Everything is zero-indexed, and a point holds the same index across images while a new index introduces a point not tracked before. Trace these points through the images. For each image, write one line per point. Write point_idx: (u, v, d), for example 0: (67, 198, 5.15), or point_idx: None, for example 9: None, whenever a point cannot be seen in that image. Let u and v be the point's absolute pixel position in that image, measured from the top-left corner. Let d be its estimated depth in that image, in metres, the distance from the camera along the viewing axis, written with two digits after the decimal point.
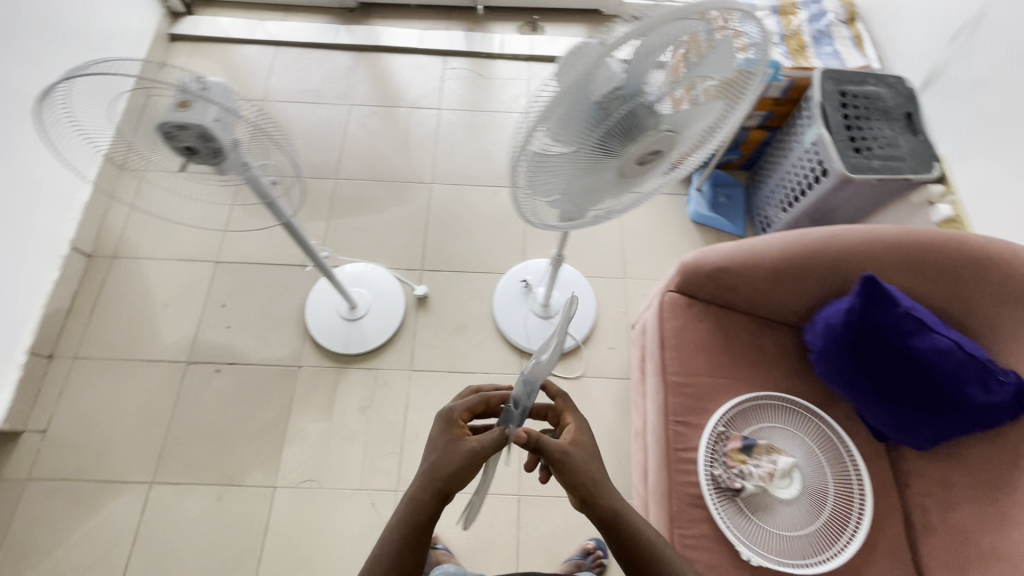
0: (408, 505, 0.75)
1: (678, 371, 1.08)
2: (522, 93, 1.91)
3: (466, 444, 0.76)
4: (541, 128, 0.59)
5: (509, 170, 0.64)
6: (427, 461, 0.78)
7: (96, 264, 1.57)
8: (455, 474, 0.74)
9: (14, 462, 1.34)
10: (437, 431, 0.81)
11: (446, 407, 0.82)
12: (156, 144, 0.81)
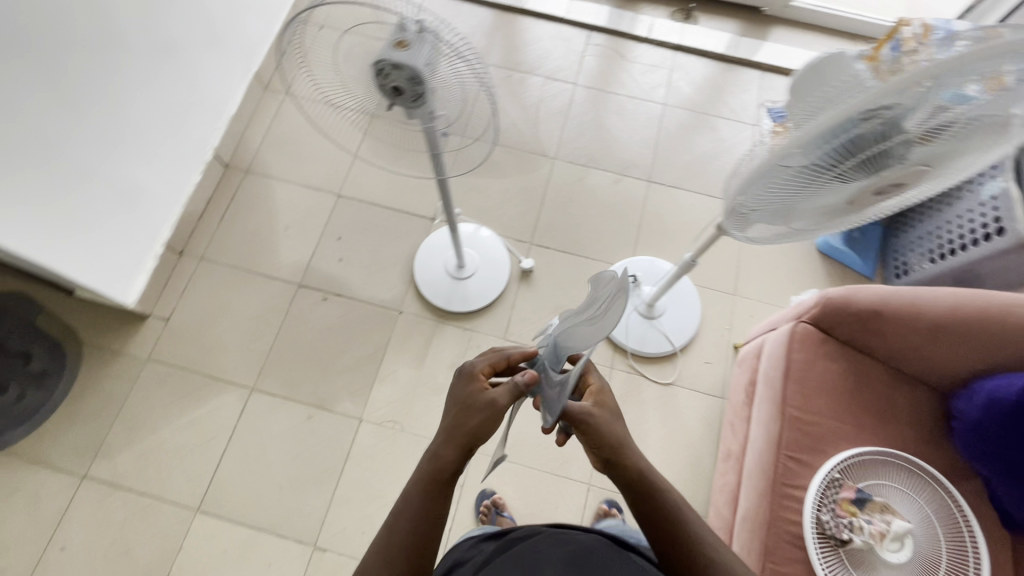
0: (430, 462, 0.73)
1: (799, 406, 1.03)
2: (662, 83, 1.84)
3: (487, 397, 0.74)
4: (786, 155, 0.65)
5: (741, 183, 0.72)
6: (449, 417, 0.75)
7: (231, 175, 1.65)
8: (478, 427, 0.73)
9: (138, 342, 1.46)
10: (455, 388, 0.77)
11: (463, 364, 0.78)
12: (367, 86, 0.83)
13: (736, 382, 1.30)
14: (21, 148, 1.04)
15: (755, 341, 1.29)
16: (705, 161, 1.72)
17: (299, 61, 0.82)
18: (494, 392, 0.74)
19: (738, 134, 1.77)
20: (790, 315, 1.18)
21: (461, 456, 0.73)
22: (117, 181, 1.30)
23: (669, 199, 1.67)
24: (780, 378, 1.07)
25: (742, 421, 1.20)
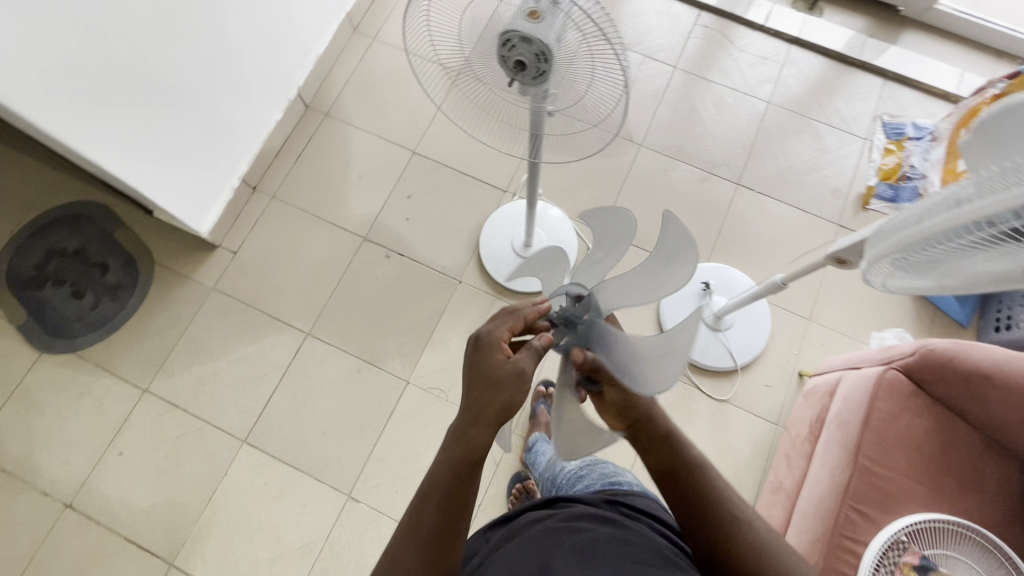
0: (459, 444, 0.65)
1: (874, 458, 0.97)
2: (770, 78, 1.70)
3: (511, 368, 0.68)
4: (942, 219, 0.63)
5: (893, 232, 0.71)
6: (470, 392, 0.68)
7: (311, 116, 1.64)
8: (510, 405, 0.67)
9: (205, 269, 1.49)
10: (473, 360, 0.71)
11: (478, 334, 0.71)
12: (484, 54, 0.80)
13: (797, 414, 1.24)
14: (113, 53, 1.06)
15: (828, 375, 1.21)
16: (802, 171, 1.59)
17: (423, 24, 0.81)
18: (517, 360, 0.69)
19: (843, 146, 1.62)
20: (879, 358, 1.10)
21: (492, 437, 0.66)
22: (205, 106, 1.31)
23: (756, 206, 1.56)
24: (857, 423, 1.00)
25: (800, 456, 1.15)
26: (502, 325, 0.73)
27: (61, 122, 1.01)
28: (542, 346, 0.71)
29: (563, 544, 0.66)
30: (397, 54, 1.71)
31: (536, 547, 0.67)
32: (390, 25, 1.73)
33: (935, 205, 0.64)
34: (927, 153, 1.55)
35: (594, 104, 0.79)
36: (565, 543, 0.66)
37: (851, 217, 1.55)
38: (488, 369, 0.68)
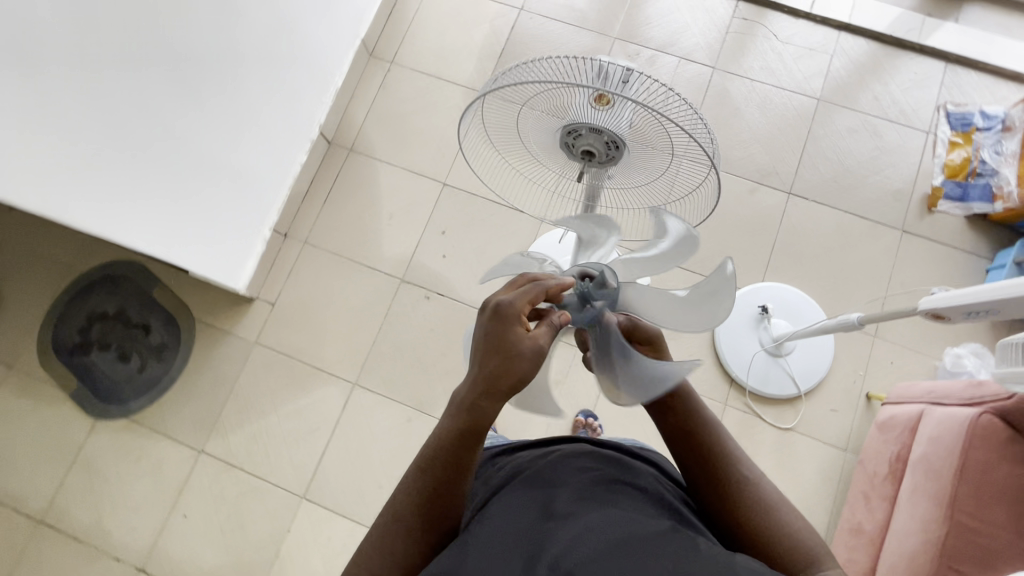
0: (460, 414, 0.61)
1: (972, 514, 0.91)
2: (819, 71, 1.57)
3: (530, 337, 0.62)
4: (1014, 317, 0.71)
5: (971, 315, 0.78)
6: (480, 362, 0.61)
7: (335, 153, 1.58)
8: (520, 383, 0.61)
9: (246, 324, 1.47)
10: (487, 327, 0.63)
11: (496, 301, 0.63)
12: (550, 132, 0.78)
13: (873, 449, 1.18)
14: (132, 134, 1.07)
15: (907, 407, 1.15)
16: (857, 173, 1.49)
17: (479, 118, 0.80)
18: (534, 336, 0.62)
19: (903, 141, 1.51)
20: (964, 396, 1.03)
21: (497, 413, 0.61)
22: (230, 166, 1.28)
23: (810, 217, 1.47)
24: (949, 474, 0.94)
25: (881, 499, 1.09)
26: (520, 291, 0.65)
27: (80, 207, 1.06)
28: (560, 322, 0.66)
29: (567, 486, 0.63)
30: (419, 78, 1.63)
31: (537, 483, 0.64)
32: (408, 48, 1.65)
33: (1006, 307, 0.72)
34: (999, 144, 1.43)
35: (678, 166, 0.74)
36: (568, 484, 0.63)
37: (915, 221, 1.45)
38: (501, 341, 0.61)
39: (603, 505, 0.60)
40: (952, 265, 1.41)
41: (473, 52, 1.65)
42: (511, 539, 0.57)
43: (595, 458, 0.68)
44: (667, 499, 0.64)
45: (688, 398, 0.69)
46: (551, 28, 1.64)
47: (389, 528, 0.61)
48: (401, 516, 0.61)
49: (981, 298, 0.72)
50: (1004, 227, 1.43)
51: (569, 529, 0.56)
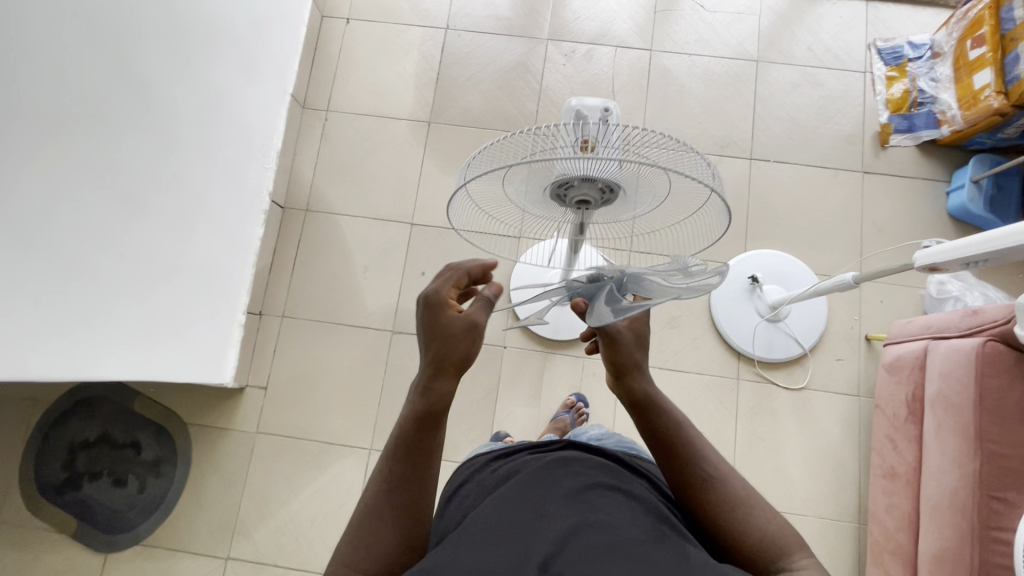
0: (420, 397, 0.63)
1: (998, 441, 0.95)
2: (750, 33, 1.59)
3: (466, 317, 0.67)
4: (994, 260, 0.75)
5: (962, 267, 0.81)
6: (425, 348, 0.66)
7: (291, 217, 1.51)
8: (467, 358, 0.67)
9: (243, 415, 1.40)
10: (425, 318, 0.68)
11: (424, 294, 0.68)
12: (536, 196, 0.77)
13: (887, 392, 1.21)
14: (92, 271, 0.91)
15: (910, 345, 1.18)
16: (809, 126, 1.52)
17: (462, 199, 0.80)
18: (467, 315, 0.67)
19: (843, 84, 1.54)
20: (963, 327, 1.06)
21: (453, 389, 0.65)
22: (194, 264, 1.19)
23: (776, 177, 1.50)
24: (969, 407, 0.98)
25: (907, 439, 1.13)
26: (445, 279, 0.70)
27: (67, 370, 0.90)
28: (493, 296, 0.71)
29: (560, 487, 0.62)
30: (359, 120, 1.57)
31: (530, 484, 0.63)
32: (340, 92, 1.59)
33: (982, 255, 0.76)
34: (933, 71, 1.46)
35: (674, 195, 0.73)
36: (562, 486, 0.62)
37: (873, 160, 1.49)
38: (439, 326, 0.67)
39: (592, 505, 0.59)
40: (914, 195, 1.47)
41: (408, 82, 1.59)
42: (495, 530, 0.56)
43: (590, 465, 0.67)
44: (657, 504, 0.63)
45: (652, 397, 0.72)
46: (480, 42, 1.61)
47: (363, 517, 0.59)
48: (378, 501, 0.60)
49: (982, 250, 0.73)
50: (953, 147, 1.48)
51: (557, 528, 0.55)
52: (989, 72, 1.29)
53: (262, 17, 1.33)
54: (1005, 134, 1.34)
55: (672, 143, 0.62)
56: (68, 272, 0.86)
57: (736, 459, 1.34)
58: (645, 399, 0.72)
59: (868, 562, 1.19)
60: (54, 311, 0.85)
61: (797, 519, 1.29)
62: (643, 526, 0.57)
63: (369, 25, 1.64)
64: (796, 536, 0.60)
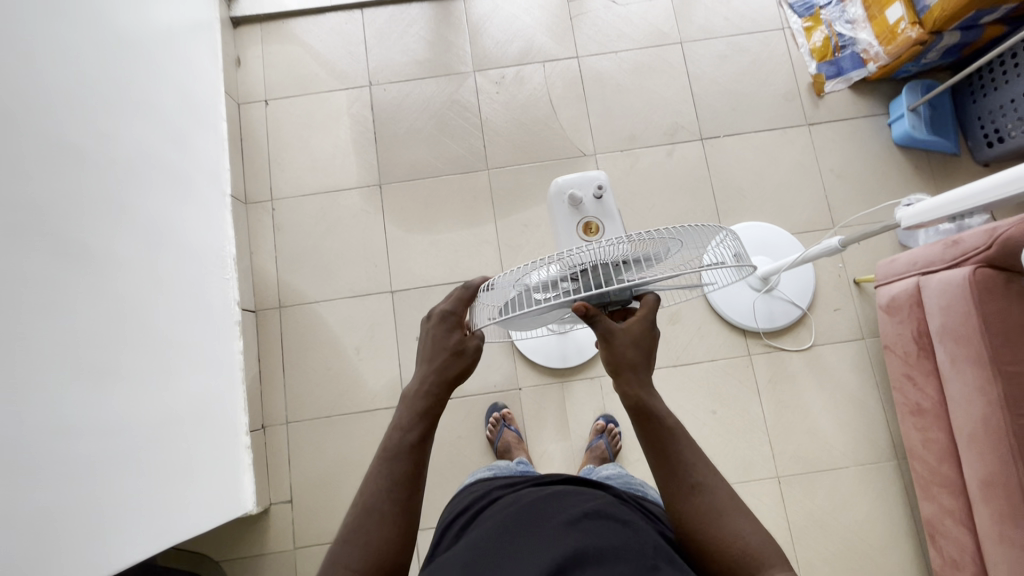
0: (425, 432, 0.63)
1: (1010, 361, 1.00)
2: (667, 16, 1.60)
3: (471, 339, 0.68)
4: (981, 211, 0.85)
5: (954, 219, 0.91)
6: (427, 354, 0.67)
7: (267, 319, 1.45)
8: (462, 373, 0.67)
9: (275, 535, 1.33)
10: (432, 333, 0.68)
11: (438, 308, 0.69)
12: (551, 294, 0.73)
13: (892, 333, 1.24)
14: (85, 463, 0.84)
15: (900, 283, 1.21)
16: (748, 92, 1.55)
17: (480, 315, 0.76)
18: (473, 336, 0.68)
19: (767, 45, 1.58)
20: (948, 258, 1.09)
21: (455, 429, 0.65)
22: (185, 406, 1.12)
23: (731, 150, 1.51)
24: (977, 334, 1.02)
25: (925, 375, 1.16)
26: (455, 297, 0.70)
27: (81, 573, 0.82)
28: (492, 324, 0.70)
29: (558, 517, 0.60)
30: (307, 202, 1.51)
31: (527, 518, 0.62)
32: (280, 178, 1.53)
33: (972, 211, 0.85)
34: (845, 13, 1.50)
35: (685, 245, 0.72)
36: (558, 516, 0.60)
37: (814, 111, 1.53)
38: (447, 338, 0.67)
39: (587, 532, 0.57)
40: (860, 135, 1.52)
41: (347, 149, 1.54)
42: (489, 568, 0.55)
43: (588, 497, 0.65)
44: (653, 535, 0.60)
45: (647, 403, 0.63)
46: (408, 89, 1.57)
47: (352, 531, 0.57)
48: (368, 513, 0.58)
49: (978, 202, 0.81)
50: (882, 81, 1.54)
51: (548, 556, 0.54)
52: (899, 7, 1.34)
53: (181, 130, 1.27)
54: (928, 59, 1.42)
55: (682, 227, 0.61)
56: (61, 474, 0.79)
57: (770, 432, 1.35)
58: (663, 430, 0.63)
59: (917, 496, 1.23)
60: (59, 523, 0.78)
61: (841, 473, 1.32)
62: (638, 558, 0.54)
63: (290, 101, 1.58)
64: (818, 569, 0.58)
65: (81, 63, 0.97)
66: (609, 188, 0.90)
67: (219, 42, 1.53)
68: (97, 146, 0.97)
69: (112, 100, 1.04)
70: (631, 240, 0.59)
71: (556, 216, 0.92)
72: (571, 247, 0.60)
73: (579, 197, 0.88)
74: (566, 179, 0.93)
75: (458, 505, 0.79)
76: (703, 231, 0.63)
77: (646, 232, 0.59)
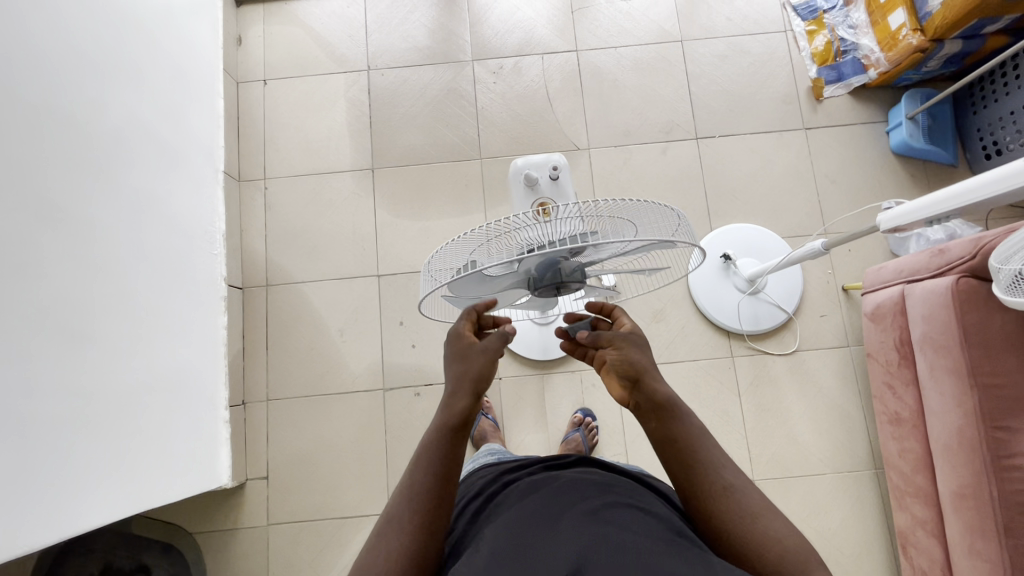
0: None
1: (988, 372, 0.99)
2: (670, 13, 1.60)
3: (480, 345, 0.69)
4: (956, 215, 0.85)
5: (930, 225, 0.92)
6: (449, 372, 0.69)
7: (254, 296, 1.46)
8: (484, 378, 0.68)
9: (249, 511, 1.34)
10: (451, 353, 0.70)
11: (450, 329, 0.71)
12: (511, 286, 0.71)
13: (875, 341, 1.23)
14: (57, 424, 0.85)
15: (886, 291, 1.20)
16: (746, 93, 1.54)
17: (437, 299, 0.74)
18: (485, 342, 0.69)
19: (768, 48, 1.56)
20: (932, 268, 1.08)
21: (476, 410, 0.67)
22: (163, 377, 1.13)
23: (726, 151, 1.50)
24: (956, 345, 1.01)
25: (905, 384, 1.15)
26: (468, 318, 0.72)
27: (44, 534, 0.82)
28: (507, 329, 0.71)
29: (579, 507, 0.61)
30: (300, 183, 1.52)
31: (548, 509, 0.61)
32: (273, 158, 1.54)
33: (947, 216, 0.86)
34: (849, 19, 1.49)
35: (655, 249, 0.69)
36: (578, 506, 0.61)
37: (812, 115, 1.52)
38: (456, 351, 0.69)
39: (610, 520, 0.58)
40: (856, 141, 1.50)
41: (342, 132, 1.55)
42: (516, 557, 0.55)
43: (604, 485, 0.66)
44: (673, 518, 0.61)
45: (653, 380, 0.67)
46: (405, 76, 1.57)
47: (415, 465, 0.64)
48: (424, 458, 0.64)
49: (949, 207, 0.82)
50: (882, 88, 1.53)
51: (575, 545, 0.54)
52: (901, 13, 1.33)
53: (175, 104, 1.27)
54: (929, 67, 1.40)
55: (628, 201, 0.59)
56: (31, 432, 0.80)
57: (749, 435, 1.35)
58: (659, 403, 0.67)
59: (893, 506, 1.22)
60: (27, 482, 0.79)
61: (818, 480, 1.32)
62: (660, 538, 0.55)
63: (288, 82, 1.58)
64: (778, 550, 0.57)
65: (74, 31, 0.97)
66: (565, 167, 0.92)
67: (221, 20, 1.54)
68: (90, 114, 0.99)
69: (108, 72, 1.05)
70: (578, 208, 0.59)
71: (516, 192, 0.95)
72: (518, 216, 0.60)
73: (535, 177, 0.89)
74: (525, 160, 0.93)
75: (464, 494, 0.77)
76: (654, 211, 0.61)
77: (594, 202, 0.58)
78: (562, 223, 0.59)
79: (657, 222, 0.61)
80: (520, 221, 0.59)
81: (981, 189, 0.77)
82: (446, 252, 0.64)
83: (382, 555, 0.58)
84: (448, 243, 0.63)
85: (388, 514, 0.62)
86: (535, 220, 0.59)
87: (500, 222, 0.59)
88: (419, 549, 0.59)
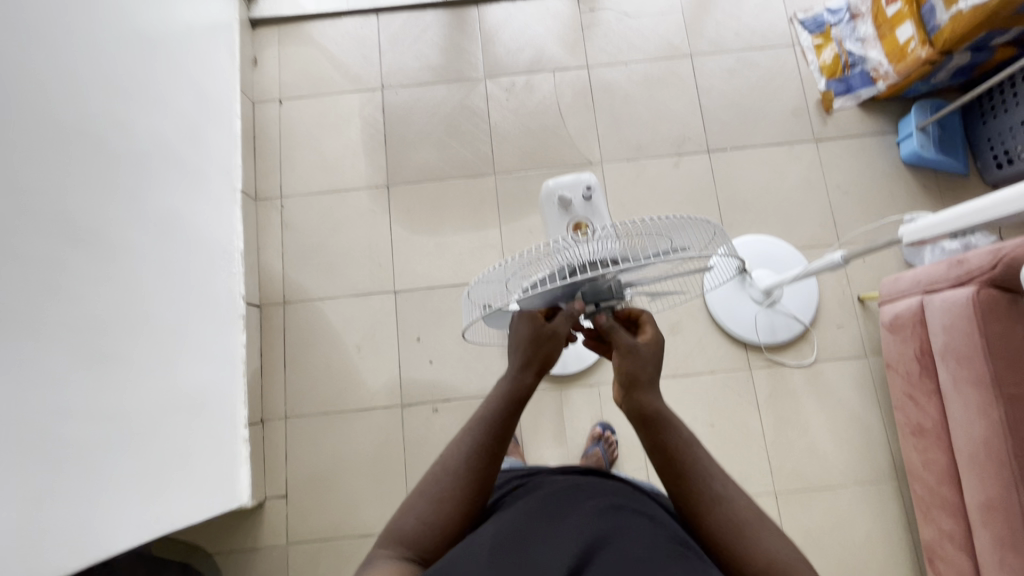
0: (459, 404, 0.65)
1: (1014, 382, 0.99)
2: (678, 28, 1.62)
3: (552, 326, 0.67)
4: (980, 229, 0.85)
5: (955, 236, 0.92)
6: (515, 347, 0.67)
7: (272, 314, 1.46)
8: (549, 360, 0.68)
9: (269, 530, 1.33)
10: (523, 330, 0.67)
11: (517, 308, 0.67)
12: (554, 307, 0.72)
13: (895, 352, 1.23)
14: (83, 449, 0.85)
15: (904, 301, 1.20)
16: (756, 106, 1.56)
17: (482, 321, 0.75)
18: (557, 324, 0.67)
19: (777, 62, 1.58)
20: (952, 277, 1.08)
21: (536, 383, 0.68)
22: (185, 395, 1.13)
23: (738, 164, 1.52)
24: (979, 355, 1.01)
25: (926, 395, 1.15)
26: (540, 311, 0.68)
27: (75, 555, 0.83)
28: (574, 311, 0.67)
29: (581, 506, 0.58)
30: (315, 200, 1.54)
31: (552, 507, 0.59)
32: (290, 176, 1.55)
33: (971, 230, 0.87)
34: (856, 32, 1.52)
35: (691, 268, 0.72)
36: (583, 505, 0.58)
37: (823, 127, 1.53)
38: (535, 335, 0.66)
39: (616, 521, 0.55)
40: (867, 152, 1.51)
41: (357, 150, 1.57)
42: (516, 552, 0.52)
43: (608, 489, 0.63)
44: (675, 528, 0.57)
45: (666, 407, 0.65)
46: (418, 93, 1.59)
47: (477, 423, 0.65)
48: (484, 419, 0.65)
49: (970, 223, 0.83)
50: (891, 99, 1.54)
51: (575, 544, 0.51)
52: (909, 27, 1.35)
53: (196, 126, 1.29)
54: (938, 79, 1.42)
55: (668, 220, 0.60)
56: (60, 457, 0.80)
57: (768, 448, 1.34)
58: (651, 413, 0.65)
59: (917, 518, 1.21)
60: (57, 508, 0.79)
61: (840, 492, 1.31)
62: (663, 547, 0.52)
63: (304, 101, 1.61)
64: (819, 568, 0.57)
65: (99, 57, 0.99)
66: (598, 186, 0.93)
67: (237, 42, 1.56)
68: (114, 136, 1.00)
69: (130, 94, 1.06)
70: (616, 231, 0.58)
71: (547, 216, 0.95)
72: (557, 241, 0.60)
73: (569, 199, 0.90)
74: (557, 181, 0.94)
75: None
76: (693, 227, 0.61)
77: (631, 222, 0.58)
78: (600, 242, 0.58)
79: (696, 236, 0.62)
80: (562, 246, 0.60)
81: (1003, 205, 0.77)
82: (491, 277, 0.66)
83: (435, 496, 0.61)
84: (487, 271, 0.66)
85: (443, 460, 0.64)
86: (575, 244, 0.59)
87: (539, 245, 0.60)
88: (469, 498, 0.62)
